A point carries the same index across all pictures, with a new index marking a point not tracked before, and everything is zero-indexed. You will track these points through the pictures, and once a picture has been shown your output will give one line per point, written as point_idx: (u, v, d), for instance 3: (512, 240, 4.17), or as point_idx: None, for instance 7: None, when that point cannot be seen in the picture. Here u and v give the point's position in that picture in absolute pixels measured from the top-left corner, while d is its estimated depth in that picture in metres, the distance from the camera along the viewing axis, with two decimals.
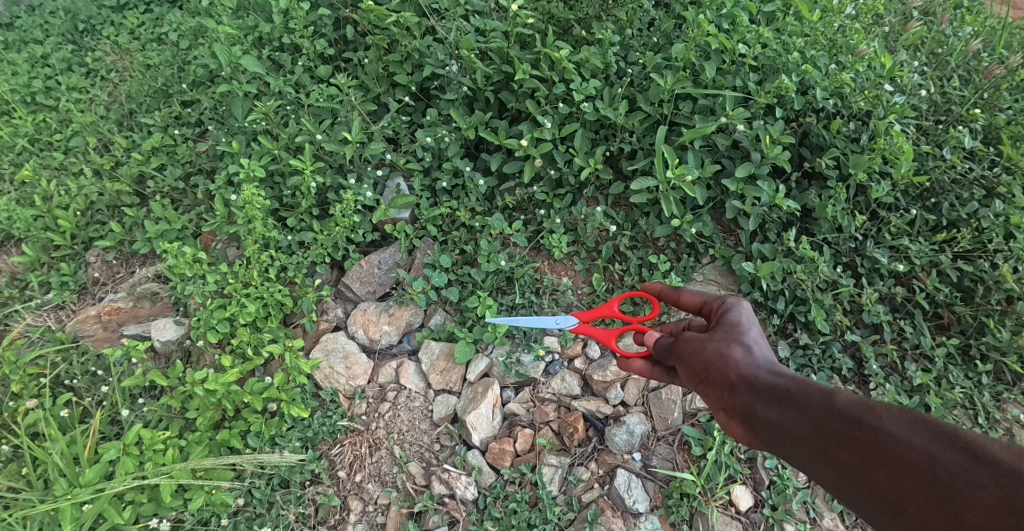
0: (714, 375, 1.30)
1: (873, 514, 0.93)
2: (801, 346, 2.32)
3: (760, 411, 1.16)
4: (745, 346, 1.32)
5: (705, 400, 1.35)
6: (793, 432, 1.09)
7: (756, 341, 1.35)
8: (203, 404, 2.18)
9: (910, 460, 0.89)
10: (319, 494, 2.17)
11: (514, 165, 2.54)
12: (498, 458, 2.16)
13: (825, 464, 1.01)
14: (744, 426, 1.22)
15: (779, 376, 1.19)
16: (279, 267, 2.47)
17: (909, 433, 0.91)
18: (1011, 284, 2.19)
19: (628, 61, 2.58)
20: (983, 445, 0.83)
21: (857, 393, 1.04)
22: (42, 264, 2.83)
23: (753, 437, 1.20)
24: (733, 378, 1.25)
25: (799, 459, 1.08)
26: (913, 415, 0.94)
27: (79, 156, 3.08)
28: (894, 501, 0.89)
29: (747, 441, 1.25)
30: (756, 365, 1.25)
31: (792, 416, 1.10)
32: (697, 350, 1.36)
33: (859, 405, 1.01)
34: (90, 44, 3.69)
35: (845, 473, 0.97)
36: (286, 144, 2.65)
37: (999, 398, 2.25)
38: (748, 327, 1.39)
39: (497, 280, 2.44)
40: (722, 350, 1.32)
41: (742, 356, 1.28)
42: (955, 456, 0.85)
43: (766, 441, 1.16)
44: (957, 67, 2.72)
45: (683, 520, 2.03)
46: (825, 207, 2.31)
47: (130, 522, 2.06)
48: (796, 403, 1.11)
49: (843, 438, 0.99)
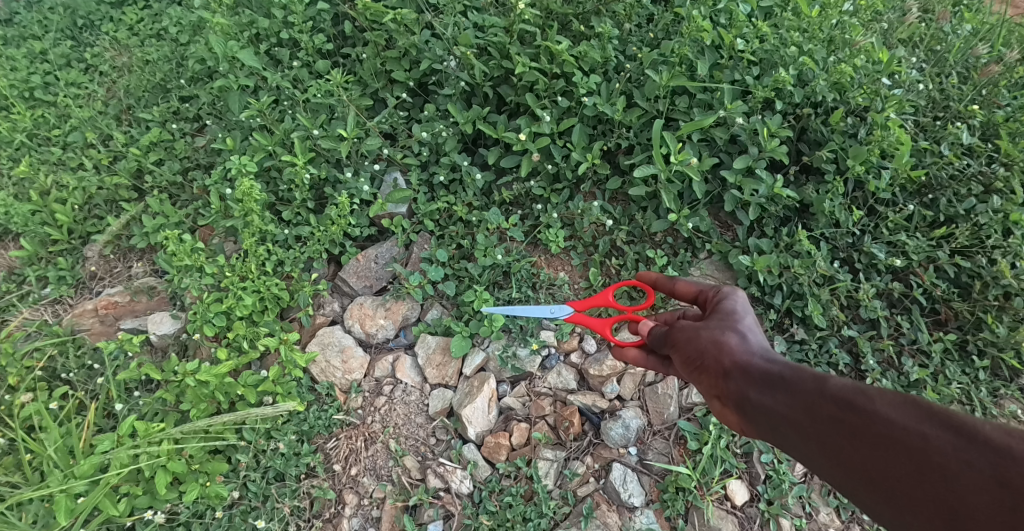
0: (709, 362, 1.32)
1: (865, 496, 0.93)
2: (797, 341, 2.33)
3: (753, 397, 1.18)
4: (740, 334, 1.33)
5: (700, 387, 1.36)
6: (786, 416, 1.10)
7: (750, 329, 1.36)
8: (196, 396, 2.20)
9: (900, 441, 0.88)
10: (314, 487, 2.17)
11: (512, 159, 2.53)
12: (493, 452, 2.17)
13: (818, 448, 1.02)
14: (738, 412, 1.24)
15: (773, 363, 1.21)
16: (276, 261, 2.47)
17: (899, 414, 0.91)
18: (1009, 280, 2.19)
19: (627, 55, 2.57)
20: (972, 424, 0.82)
21: (850, 378, 1.04)
22: (40, 259, 2.82)
23: (747, 423, 1.21)
24: (727, 365, 1.27)
25: (792, 443, 1.09)
26: (904, 397, 0.94)
27: (77, 151, 3.08)
28: (884, 481, 0.89)
29: (742, 428, 1.27)
30: (750, 352, 1.27)
31: (785, 401, 1.11)
32: (693, 338, 1.38)
33: (852, 389, 1.01)
34: (89, 40, 3.69)
35: (837, 456, 0.98)
36: (283, 139, 2.64)
37: (996, 394, 2.25)
38: (743, 315, 1.40)
39: (494, 275, 2.43)
40: (717, 338, 1.34)
41: (737, 343, 1.31)
42: (945, 435, 0.84)
43: (759, 427, 1.17)
44: (956, 64, 2.70)
45: (678, 514, 2.03)
46: (822, 202, 2.31)
47: (125, 514, 2.06)
48: (789, 388, 1.12)
49: (834, 421, 1.00)
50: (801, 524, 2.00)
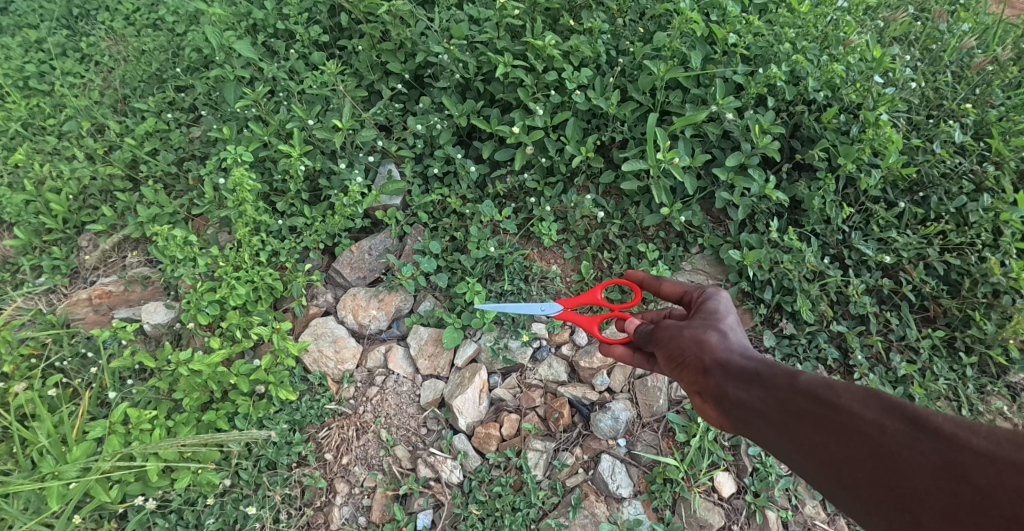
0: (690, 359, 1.35)
1: (827, 484, 0.99)
2: (787, 336, 2.34)
3: (731, 392, 1.21)
4: (721, 332, 1.36)
5: (681, 384, 1.39)
6: (760, 411, 1.14)
7: (732, 327, 1.40)
8: (190, 385, 2.21)
9: (862, 431, 0.95)
10: (305, 476, 2.19)
11: (506, 153, 2.55)
12: (484, 442, 2.18)
13: (788, 440, 1.07)
14: (716, 408, 1.27)
15: (750, 360, 1.25)
16: (270, 251, 2.48)
17: (863, 408, 0.97)
18: (997, 278, 2.20)
19: (620, 50, 2.56)
20: (927, 416, 0.89)
21: (820, 374, 1.10)
22: (34, 248, 2.82)
23: (724, 418, 1.25)
24: (707, 362, 1.30)
25: (764, 436, 1.14)
26: (867, 392, 1.00)
27: (72, 141, 3.08)
28: (846, 470, 0.95)
29: (719, 423, 1.31)
30: (730, 349, 1.31)
31: (760, 396, 1.15)
32: (675, 336, 1.41)
33: (820, 384, 1.07)
34: (84, 29, 3.67)
35: (804, 447, 1.03)
36: (277, 130, 2.65)
37: (983, 390, 2.27)
38: (726, 315, 1.43)
39: (487, 267, 2.45)
40: (699, 336, 1.36)
41: (718, 341, 1.33)
42: (902, 426, 0.91)
43: (734, 421, 1.21)
44: (950, 63, 2.71)
45: (666, 505, 2.05)
46: (813, 198, 2.33)
47: (117, 500, 2.07)
48: (764, 384, 1.16)
49: (806, 414, 1.05)
50: (787, 517, 2.02)
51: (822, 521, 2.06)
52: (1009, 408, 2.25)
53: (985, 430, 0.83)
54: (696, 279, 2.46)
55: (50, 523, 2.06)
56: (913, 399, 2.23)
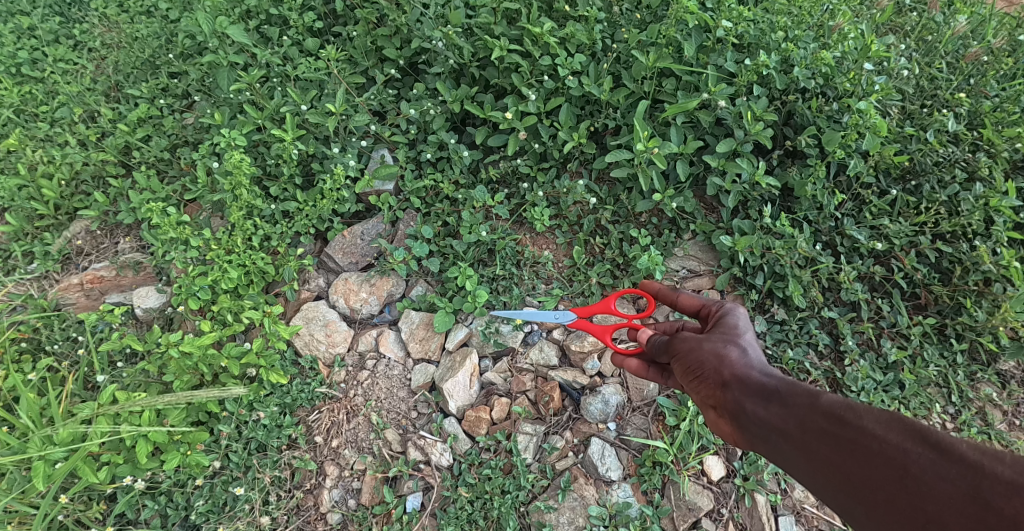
0: (708, 372, 1.42)
1: (845, 502, 1.04)
2: (778, 322, 2.36)
3: (749, 408, 1.29)
4: (740, 348, 1.44)
5: (697, 396, 1.48)
6: (780, 429, 1.21)
7: (750, 344, 1.47)
8: (179, 367, 2.19)
9: (885, 453, 1.01)
10: (295, 458, 2.19)
11: (499, 139, 2.54)
12: (474, 425, 2.19)
13: (807, 458, 1.14)
14: (732, 422, 1.35)
15: (769, 377, 1.32)
16: (262, 236, 2.47)
17: (885, 430, 1.03)
18: (989, 266, 2.19)
19: (615, 38, 2.56)
20: (950, 442, 0.94)
21: (842, 394, 1.16)
22: (25, 234, 2.79)
23: (740, 431, 1.33)
24: (726, 376, 1.38)
25: (782, 452, 1.21)
26: (890, 415, 1.05)
27: (64, 127, 3.05)
28: (864, 489, 1.01)
29: (735, 437, 1.38)
30: (750, 366, 1.38)
31: (780, 414, 1.22)
32: (694, 349, 1.48)
33: (841, 405, 1.13)
34: (77, 16, 3.63)
35: (825, 465, 1.09)
36: (272, 114, 2.62)
37: (973, 377, 2.28)
38: (744, 331, 1.51)
39: (479, 252, 2.46)
40: (719, 350, 1.44)
41: (737, 357, 1.41)
42: (924, 450, 0.96)
43: (753, 436, 1.29)
44: (946, 54, 2.70)
45: (655, 488, 2.06)
46: (804, 186, 2.33)
47: (106, 481, 2.07)
48: (784, 401, 1.23)
49: (828, 434, 1.11)
50: (775, 500, 2.04)
51: (810, 506, 2.08)
52: (998, 395, 2.27)
53: (1008, 459, 0.87)
54: (689, 265, 2.47)
55: (37, 503, 2.06)
56: (904, 385, 2.24)
